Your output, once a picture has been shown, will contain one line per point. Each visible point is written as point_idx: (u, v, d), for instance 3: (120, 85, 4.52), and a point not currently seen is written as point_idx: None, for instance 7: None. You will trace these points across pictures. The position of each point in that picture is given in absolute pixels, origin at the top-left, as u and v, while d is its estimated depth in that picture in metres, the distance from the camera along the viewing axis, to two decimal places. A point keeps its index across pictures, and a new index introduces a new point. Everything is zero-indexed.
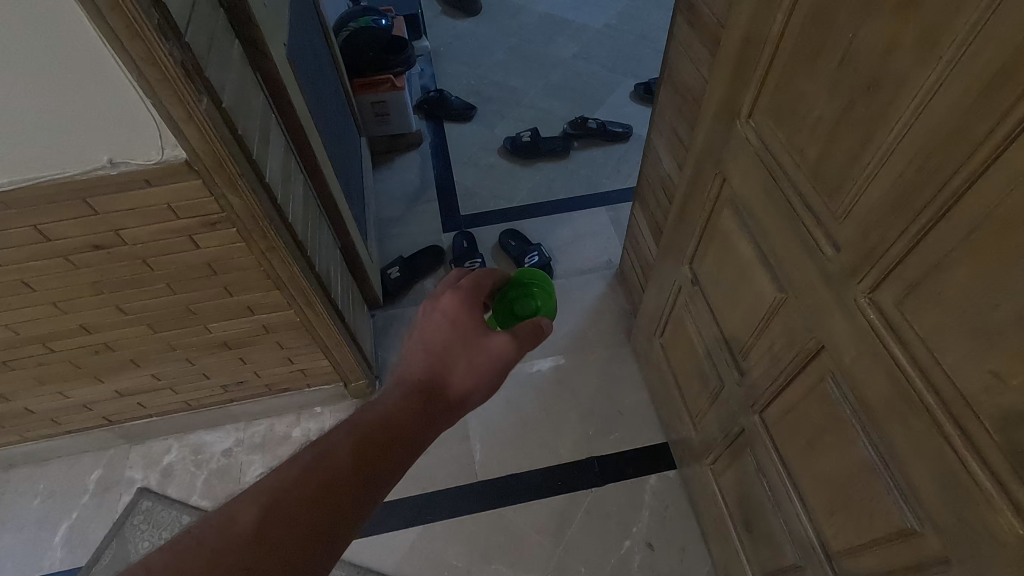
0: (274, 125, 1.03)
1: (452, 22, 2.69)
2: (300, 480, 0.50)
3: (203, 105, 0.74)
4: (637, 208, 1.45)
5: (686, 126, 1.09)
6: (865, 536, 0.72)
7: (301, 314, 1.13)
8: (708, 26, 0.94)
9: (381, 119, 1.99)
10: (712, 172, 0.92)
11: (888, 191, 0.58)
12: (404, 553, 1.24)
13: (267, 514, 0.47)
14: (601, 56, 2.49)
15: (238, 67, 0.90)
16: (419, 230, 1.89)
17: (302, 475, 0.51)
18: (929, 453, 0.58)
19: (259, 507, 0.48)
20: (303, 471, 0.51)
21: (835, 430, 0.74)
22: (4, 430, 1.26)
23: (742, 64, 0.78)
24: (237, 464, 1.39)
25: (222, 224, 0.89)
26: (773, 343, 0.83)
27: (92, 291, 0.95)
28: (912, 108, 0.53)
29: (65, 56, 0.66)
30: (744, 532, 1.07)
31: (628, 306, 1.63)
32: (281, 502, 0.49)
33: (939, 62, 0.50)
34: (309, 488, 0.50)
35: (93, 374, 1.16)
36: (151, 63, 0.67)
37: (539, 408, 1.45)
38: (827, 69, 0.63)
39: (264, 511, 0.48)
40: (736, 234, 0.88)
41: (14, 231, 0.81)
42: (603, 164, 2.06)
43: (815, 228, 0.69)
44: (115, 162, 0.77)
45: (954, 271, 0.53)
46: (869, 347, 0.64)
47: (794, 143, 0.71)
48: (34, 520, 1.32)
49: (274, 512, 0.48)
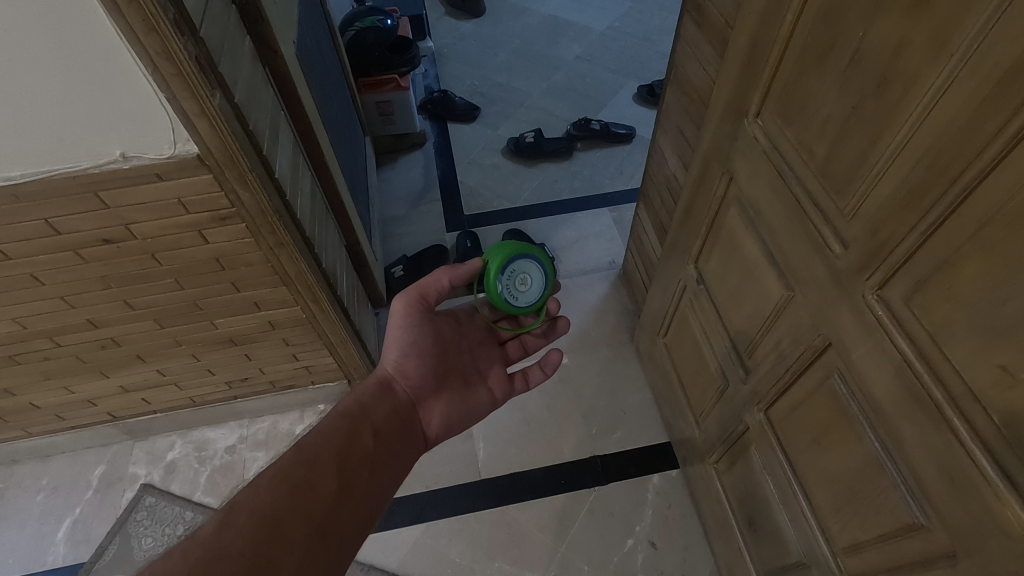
0: (283, 121, 1.03)
1: (455, 23, 2.70)
2: (256, 497, 0.59)
3: (215, 100, 0.74)
4: (641, 208, 1.46)
5: (692, 126, 1.09)
6: (871, 532, 0.72)
7: (308, 311, 1.14)
8: (716, 26, 0.94)
9: (386, 118, 2.00)
10: (719, 171, 0.92)
11: (898, 188, 0.58)
12: (408, 550, 1.25)
13: (224, 531, 0.55)
14: (605, 58, 2.50)
15: (249, 63, 0.91)
16: (423, 229, 1.90)
17: (256, 495, 0.60)
18: (938, 448, 0.58)
19: (215, 525, 0.55)
20: (251, 493, 0.60)
21: (841, 427, 0.74)
22: (8, 424, 1.26)
23: (750, 64, 0.78)
24: (240, 460, 1.39)
25: (231, 219, 0.90)
26: (780, 340, 0.84)
27: (101, 286, 0.96)
28: (922, 106, 0.54)
29: (80, 50, 0.67)
30: (748, 530, 1.07)
31: (631, 306, 1.64)
32: (234, 519, 0.56)
33: (950, 60, 0.50)
34: (268, 504, 0.59)
35: (99, 369, 1.16)
36: (166, 57, 0.68)
37: (542, 407, 1.45)
38: (836, 68, 0.64)
39: (219, 532, 0.55)
40: (743, 233, 0.89)
41: (24, 224, 0.82)
42: (606, 165, 2.06)
43: (823, 226, 0.69)
44: (127, 156, 0.77)
45: (964, 267, 0.53)
46: (876, 343, 0.64)
47: (803, 141, 0.72)
48: (36, 515, 1.32)
49: (228, 529, 0.55)
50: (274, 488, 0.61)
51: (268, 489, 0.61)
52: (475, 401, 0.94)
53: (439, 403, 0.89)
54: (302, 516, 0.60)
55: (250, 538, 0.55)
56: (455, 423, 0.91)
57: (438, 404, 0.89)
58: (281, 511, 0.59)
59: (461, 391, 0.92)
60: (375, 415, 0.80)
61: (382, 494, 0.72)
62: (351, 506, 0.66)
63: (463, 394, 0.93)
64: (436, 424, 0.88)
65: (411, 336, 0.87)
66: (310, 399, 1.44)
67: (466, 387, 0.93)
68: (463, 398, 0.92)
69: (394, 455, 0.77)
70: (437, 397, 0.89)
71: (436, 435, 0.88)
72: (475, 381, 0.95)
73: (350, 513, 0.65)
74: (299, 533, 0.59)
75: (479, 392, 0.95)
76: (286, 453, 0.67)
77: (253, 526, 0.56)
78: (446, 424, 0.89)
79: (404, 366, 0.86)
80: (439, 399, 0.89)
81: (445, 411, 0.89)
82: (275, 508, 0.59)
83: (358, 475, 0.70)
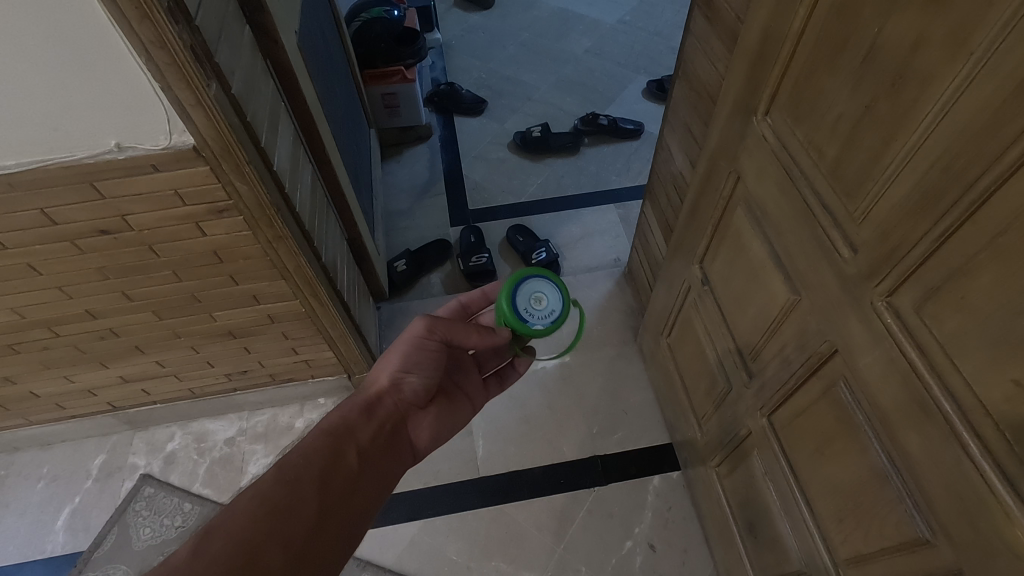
0: (283, 112, 1.02)
1: (463, 15, 2.68)
2: (233, 522, 0.58)
3: (212, 91, 0.73)
4: (647, 205, 1.44)
5: (700, 122, 1.07)
6: (874, 544, 0.70)
7: (306, 305, 1.13)
8: (727, 21, 0.92)
9: (391, 111, 1.98)
10: (726, 170, 0.90)
11: (912, 191, 0.56)
12: (405, 547, 1.24)
13: (199, 557, 0.53)
14: (614, 52, 2.46)
15: (248, 52, 0.89)
16: (427, 224, 1.88)
17: (232, 521, 0.58)
18: (946, 462, 0.56)
19: (190, 549, 0.53)
20: (228, 521, 0.58)
21: (846, 436, 0.72)
22: (9, 412, 1.26)
23: (760, 60, 0.76)
24: (239, 453, 1.38)
25: (228, 211, 0.89)
26: (785, 345, 0.82)
27: (98, 277, 0.95)
28: (939, 108, 0.51)
29: (73, 36, 0.65)
30: (749, 536, 1.05)
31: (636, 305, 1.62)
32: (209, 546, 0.55)
33: (969, 60, 0.48)
34: (245, 529, 0.58)
35: (98, 360, 1.16)
36: (160, 46, 0.66)
37: (543, 406, 1.44)
38: (850, 65, 0.61)
39: (193, 558, 0.53)
40: (749, 233, 0.86)
41: (20, 214, 0.81)
42: (613, 161, 2.04)
43: (832, 229, 0.67)
44: (122, 147, 0.76)
45: (979, 276, 0.51)
46: (884, 351, 0.62)
47: (813, 141, 0.69)
48: (36, 503, 1.32)
49: (204, 555, 0.54)
50: (252, 516, 0.59)
51: (247, 517, 0.59)
52: (459, 413, 0.93)
53: (428, 416, 0.88)
54: (280, 539, 0.59)
55: (225, 564, 0.54)
56: (442, 435, 0.90)
57: (427, 418, 0.88)
58: (259, 536, 0.58)
59: (448, 405, 0.92)
60: (362, 433, 0.78)
61: (366, 512, 0.71)
62: (332, 528, 0.65)
63: (451, 407, 0.92)
64: (424, 438, 0.87)
65: (416, 353, 0.85)
66: (309, 393, 1.44)
67: (454, 399, 0.93)
68: (449, 411, 0.91)
69: (380, 472, 0.76)
70: (425, 410, 0.88)
71: (424, 448, 0.87)
72: (461, 395, 0.94)
73: (331, 534, 0.64)
74: (277, 558, 0.57)
75: (465, 404, 0.94)
76: (266, 475, 0.65)
77: (229, 553, 0.55)
78: (434, 438, 0.88)
79: (401, 381, 0.85)
80: (428, 413, 0.88)
81: (433, 424, 0.88)
82: (252, 533, 0.58)
83: (341, 496, 0.69)
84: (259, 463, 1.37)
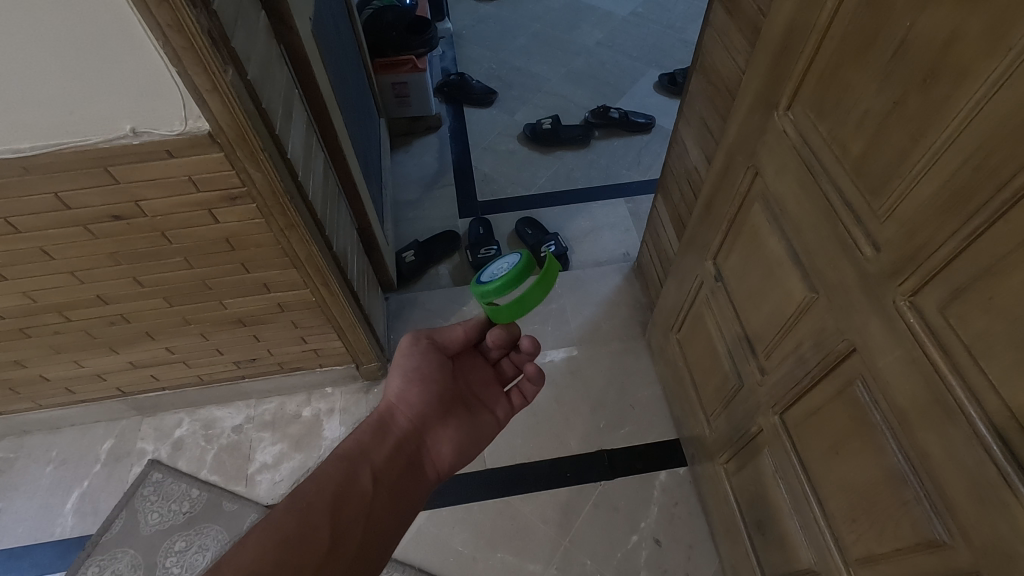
0: (297, 98, 1.01)
1: (475, 5, 2.66)
2: (241, 563, 0.59)
3: (228, 75, 0.72)
4: (660, 199, 1.42)
5: (717, 117, 1.06)
6: (887, 544, 0.70)
7: (316, 293, 1.12)
8: (749, 14, 0.91)
9: (402, 100, 1.97)
10: (744, 165, 0.89)
11: (939, 190, 0.55)
12: (411, 537, 1.24)
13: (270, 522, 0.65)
14: (627, 45, 2.44)
15: (263, 37, 0.88)
16: (435, 214, 1.87)
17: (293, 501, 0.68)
18: (968, 465, 0.56)
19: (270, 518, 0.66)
20: (236, 571, 0.58)
21: (862, 435, 0.72)
22: (18, 395, 1.27)
23: (783, 53, 0.75)
24: (247, 440, 1.39)
25: (242, 198, 0.88)
26: (800, 343, 0.81)
27: (110, 262, 0.95)
28: (972, 105, 0.51)
29: (87, 18, 0.64)
30: (757, 533, 1.05)
31: (644, 300, 1.61)
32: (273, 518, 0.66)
33: (1007, 54, 0.47)
34: (293, 509, 0.67)
35: (108, 345, 1.16)
36: (178, 30, 0.65)
37: (549, 399, 1.44)
38: (879, 60, 0.60)
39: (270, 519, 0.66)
40: (767, 229, 0.85)
41: (34, 198, 0.81)
42: (624, 155, 2.03)
43: (855, 227, 0.66)
44: (137, 132, 0.76)
45: (1010, 277, 0.50)
46: (905, 352, 0.61)
47: (836, 137, 0.68)
48: (45, 486, 1.33)
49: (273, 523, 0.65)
50: (263, 568, 0.59)
51: (252, 565, 0.59)
52: (481, 423, 0.93)
53: (447, 428, 0.89)
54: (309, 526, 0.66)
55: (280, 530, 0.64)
56: (466, 448, 0.90)
57: (446, 431, 0.89)
58: (299, 520, 0.66)
59: (467, 416, 0.92)
60: (376, 455, 0.79)
61: (382, 530, 0.73)
62: (347, 520, 0.69)
63: (471, 418, 0.93)
64: (445, 452, 0.88)
65: (420, 365, 0.89)
66: (317, 382, 1.44)
67: (460, 408, 0.92)
68: (469, 421, 0.92)
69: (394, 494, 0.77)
70: (444, 423, 0.89)
71: (450, 461, 0.88)
72: (479, 404, 0.95)
73: (350, 530, 0.69)
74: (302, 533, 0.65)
75: (487, 416, 0.95)
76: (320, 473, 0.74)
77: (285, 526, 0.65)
78: (457, 452, 0.89)
79: (408, 393, 0.88)
80: (445, 427, 0.89)
81: (455, 438, 0.89)
82: (294, 518, 0.66)
83: (360, 554, 0.68)
84: (267, 450, 1.37)
